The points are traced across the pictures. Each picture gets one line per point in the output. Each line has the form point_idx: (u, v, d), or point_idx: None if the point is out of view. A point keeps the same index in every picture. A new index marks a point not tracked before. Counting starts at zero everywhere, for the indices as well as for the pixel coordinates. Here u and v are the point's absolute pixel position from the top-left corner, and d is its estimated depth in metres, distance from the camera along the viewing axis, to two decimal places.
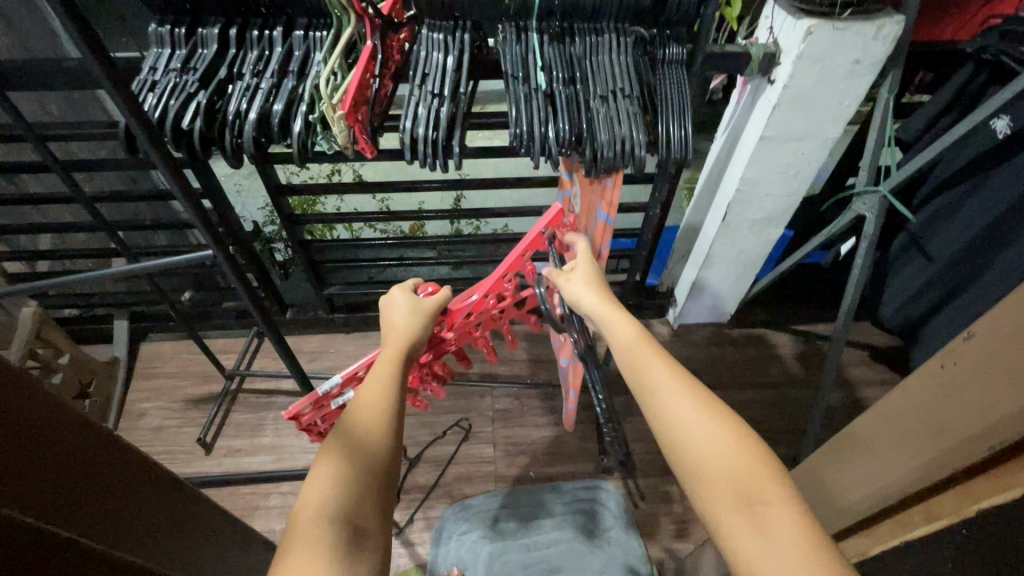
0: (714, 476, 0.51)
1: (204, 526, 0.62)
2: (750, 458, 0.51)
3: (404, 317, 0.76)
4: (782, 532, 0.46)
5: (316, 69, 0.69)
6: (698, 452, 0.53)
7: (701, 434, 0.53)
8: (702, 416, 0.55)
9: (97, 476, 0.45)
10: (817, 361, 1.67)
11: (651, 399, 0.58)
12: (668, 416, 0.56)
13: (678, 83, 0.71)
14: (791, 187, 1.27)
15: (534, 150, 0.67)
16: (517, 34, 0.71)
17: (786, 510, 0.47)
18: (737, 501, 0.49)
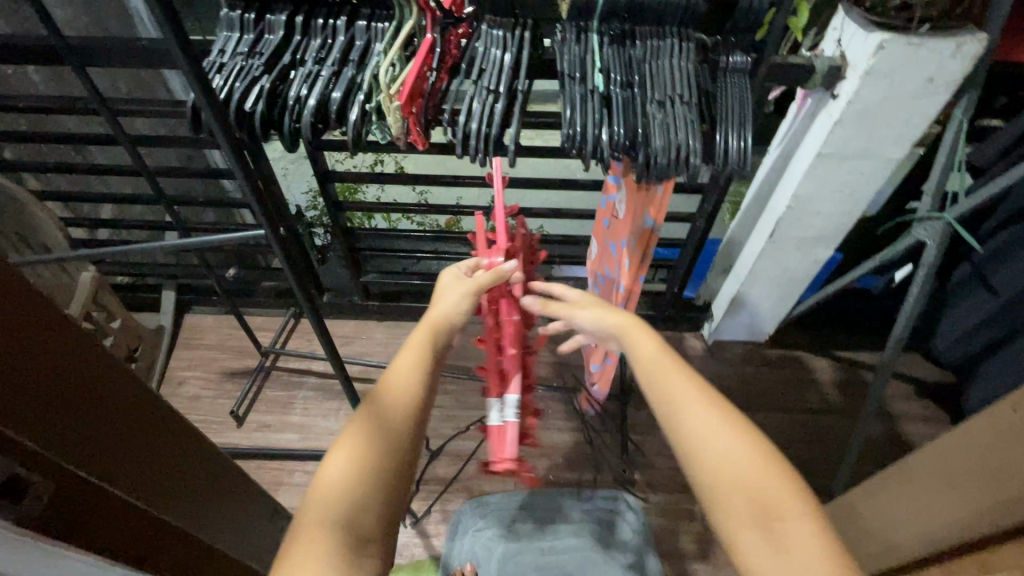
0: (733, 493, 0.48)
1: (236, 496, 0.63)
2: (771, 475, 0.49)
3: (456, 296, 0.70)
4: (804, 552, 0.45)
5: (376, 59, 0.69)
6: (713, 462, 0.50)
7: (715, 446, 0.50)
8: (718, 425, 0.52)
9: (142, 434, 0.46)
10: (859, 391, 1.59)
11: (664, 409, 0.55)
12: (678, 425, 0.53)
13: (739, 94, 0.69)
14: (846, 207, 1.22)
15: (586, 151, 0.66)
16: (577, 33, 0.70)
17: (805, 528, 0.46)
18: (755, 519, 0.47)
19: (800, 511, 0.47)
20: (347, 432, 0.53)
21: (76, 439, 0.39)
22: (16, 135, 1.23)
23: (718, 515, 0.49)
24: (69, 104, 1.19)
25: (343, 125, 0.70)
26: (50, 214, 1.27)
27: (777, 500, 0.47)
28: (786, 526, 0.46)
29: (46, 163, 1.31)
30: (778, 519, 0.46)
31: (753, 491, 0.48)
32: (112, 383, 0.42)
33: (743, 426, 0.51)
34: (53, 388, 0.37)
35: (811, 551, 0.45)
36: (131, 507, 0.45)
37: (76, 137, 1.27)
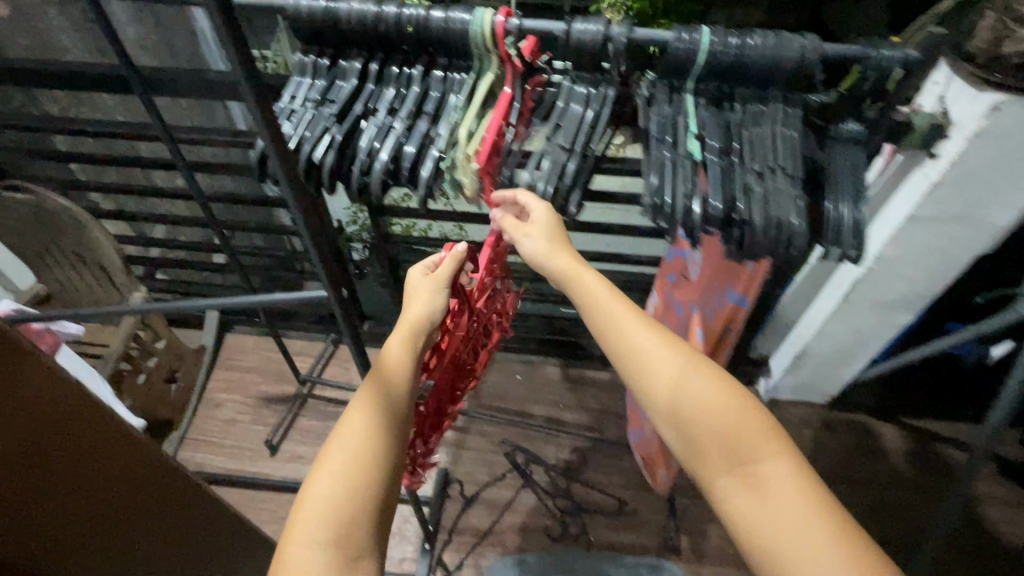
0: (708, 441, 0.53)
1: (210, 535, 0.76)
2: (748, 423, 0.52)
3: (429, 294, 0.64)
4: (779, 493, 0.48)
5: (452, 114, 0.66)
6: (691, 418, 0.53)
7: (695, 398, 0.54)
8: (696, 378, 0.55)
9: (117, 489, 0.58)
10: (932, 465, 1.46)
11: (647, 380, 0.56)
12: (658, 388, 0.55)
13: (852, 167, 0.62)
14: (934, 271, 1.11)
15: (676, 224, 0.60)
16: (671, 94, 0.64)
17: (784, 477, 0.49)
18: (730, 463, 0.51)
19: (773, 453, 0.51)
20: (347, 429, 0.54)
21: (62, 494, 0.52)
22: (84, 158, 1.25)
23: (699, 461, 0.53)
24: (134, 130, 1.20)
25: (414, 182, 0.67)
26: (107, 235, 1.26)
27: (751, 443, 0.51)
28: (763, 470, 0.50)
29: (109, 185, 1.34)
30: (756, 466, 0.50)
31: (728, 438, 0.52)
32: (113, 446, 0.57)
33: (714, 380, 0.54)
34: (18, 427, 0.46)
35: (786, 484, 0.49)
36: (42, 546, 0.51)
37: (138, 162, 1.28)
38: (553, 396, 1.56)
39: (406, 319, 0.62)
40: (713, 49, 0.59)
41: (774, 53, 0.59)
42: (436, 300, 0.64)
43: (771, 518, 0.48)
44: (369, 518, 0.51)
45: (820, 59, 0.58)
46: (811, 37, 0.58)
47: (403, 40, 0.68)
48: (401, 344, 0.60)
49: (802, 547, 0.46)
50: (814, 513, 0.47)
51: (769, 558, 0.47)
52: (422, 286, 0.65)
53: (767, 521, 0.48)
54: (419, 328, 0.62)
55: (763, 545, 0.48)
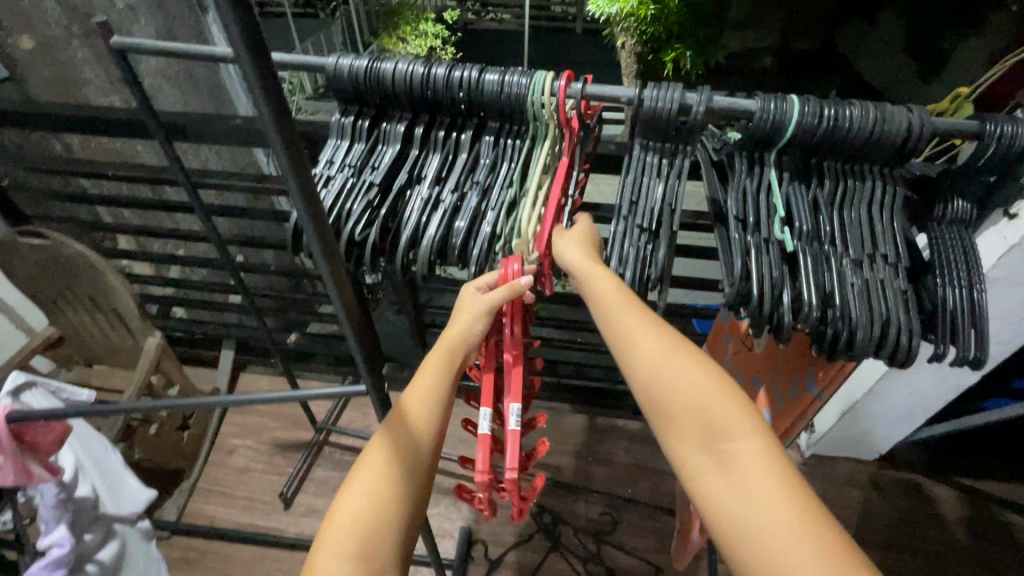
0: (682, 415, 0.46)
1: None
2: (724, 400, 0.46)
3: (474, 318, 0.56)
4: (752, 476, 0.42)
5: (507, 188, 0.61)
6: (665, 390, 0.47)
7: (672, 374, 0.48)
8: (673, 352, 0.49)
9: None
10: (993, 533, 1.35)
11: (627, 354, 0.50)
12: (635, 360, 0.49)
13: (963, 250, 0.55)
14: (1006, 334, 1.03)
15: (761, 319, 0.53)
16: (751, 167, 0.57)
17: (756, 454, 0.43)
18: (701, 442, 0.45)
19: (747, 431, 0.44)
20: (373, 448, 0.48)
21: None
22: (102, 201, 1.21)
23: (669, 438, 0.47)
24: (156, 173, 1.16)
25: (465, 260, 0.61)
26: (122, 281, 1.20)
27: (725, 420, 0.45)
28: (735, 450, 0.43)
29: (128, 226, 1.29)
30: (724, 441, 0.44)
31: (703, 417, 0.45)
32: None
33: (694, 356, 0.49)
34: None
35: (759, 467, 0.42)
36: None
37: (157, 204, 1.24)
38: (582, 448, 1.48)
39: (446, 340, 0.55)
40: (804, 119, 0.53)
41: (873, 126, 0.53)
42: (477, 320, 0.55)
43: (739, 504, 0.41)
44: (401, 536, 0.46)
45: (927, 133, 0.53)
46: (917, 109, 0.53)
47: (452, 103, 0.63)
48: (440, 358, 0.54)
49: (772, 537, 0.39)
50: (789, 499, 0.40)
51: (738, 548, 0.40)
52: (473, 304, 0.56)
53: (734, 507, 0.41)
54: (461, 347, 0.55)
55: (735, 535, 0.40)
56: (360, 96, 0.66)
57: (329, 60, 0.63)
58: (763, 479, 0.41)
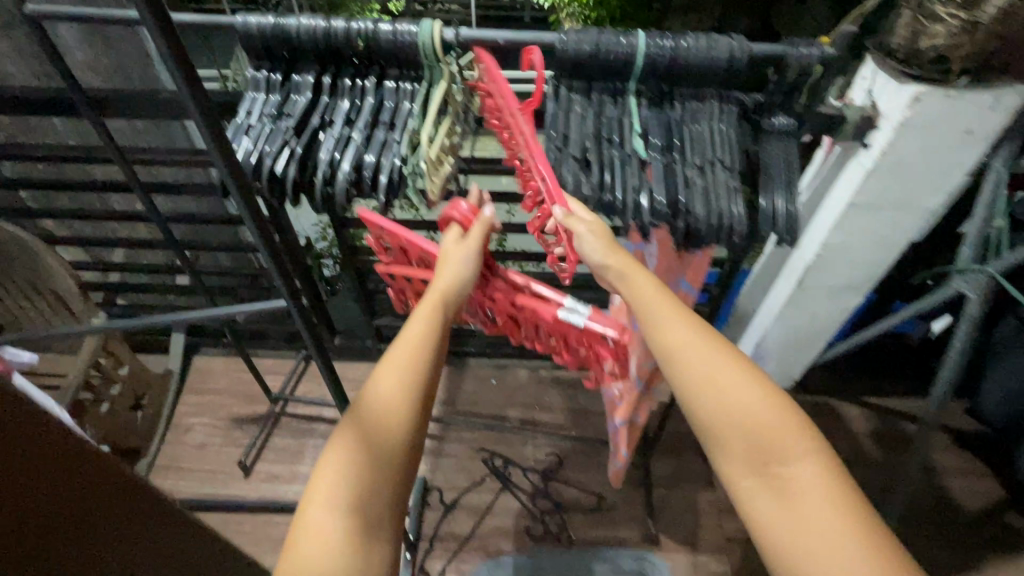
0: (735, 436, 0.50)
1: (154, 521, 0.54)
2: (779, 422, 0.49)
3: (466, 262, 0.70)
4: (815, 504, 0.46)
5: (409, 123, 0.69)
6: (717, 409, 0.50)
7: (726, 389, 0.51)
8: (733, 371, 0.51)
9: (19, 451, 0.37)
10: (892, 442, 1.52)
11: (695, 373, 0.52)
12: (684, 369, 0.52)
13: (782, 157, 0.66)
14: (878, 257, 1.17)
15: (625, 220, 0.63)
16: (613, 96, 0.67)
17: (814, 477, 0.47)
18: (756, 467, 0.49)
19: (805, 455, 0.48)
20: (334, 452, 0.51)
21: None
22: (33, 183, 1.22)
23: (721, 459, 0.51)
24: (87, 153, 1.18)
25: (376, 190, 0.69)
26: (61, 262, 1.23)
27: (783, 444, 0.48)
28: (788, 471, 0.48)
29: (63, 209, 1.30)
30: (781, 466, 0.48)
31: (758, 435, 0.49)
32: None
33: (747, 367, 0.52)
34: None
35: (823, 496, 0.46)
36: None
37: (88, 185, 1.25)
38: (531, 398, 1.58)
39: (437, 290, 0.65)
40: (650, 50, 0.63)
41: (704, 53, 0.62)
42: (465, 266, 0.70)
43: (802, 527, 0.45)
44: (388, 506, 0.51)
45: (748, 57, 0.62)
46: (738, 37, 0.62)
47: (353, 52, 0.70)
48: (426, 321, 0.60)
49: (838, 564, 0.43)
50: (848, 521, 0.45)
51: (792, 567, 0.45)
52: (458, 247, 0.71)
53: (791, 530, 0.46)
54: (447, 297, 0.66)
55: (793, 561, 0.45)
56: (271, 52, 0.72)
57: (237, 19, 0.69)
58: (820, 501, 0.46)
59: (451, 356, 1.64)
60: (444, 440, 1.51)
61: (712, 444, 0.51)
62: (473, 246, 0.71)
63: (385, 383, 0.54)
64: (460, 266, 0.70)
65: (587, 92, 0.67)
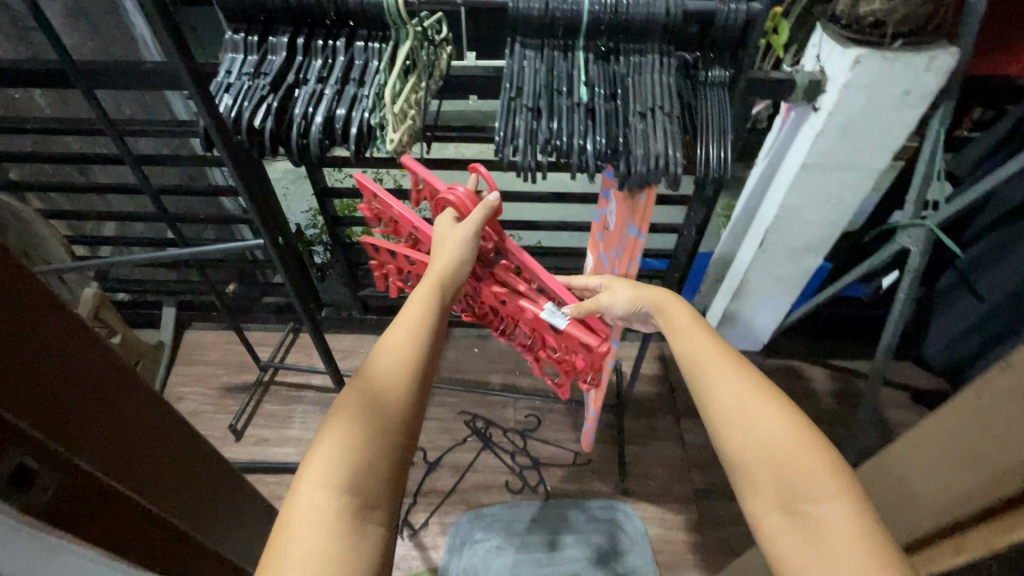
0: (761, 471, 0.56)
1: (203, 475, 0.57)
2: (809, 461, 0.54)
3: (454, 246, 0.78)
4: (834, 533, 0.50)
5: (377, 78, 0.75)
6: (749, 450, 0.57)
7: (760, 432, 0.57)
8: (766, 413, 0.58)
9: (98, 390, 0.41)
10: (854, 400, 1.60)
11: (730, 417, 0.60)
12: (720, 411, 0.61)
13: (719, 106, 0.72)
14: (832, 217, 1.24)
15: (573, 162, 0.69)
16: (564, 51, 0.73)
17: (839, 512, 0.51)
18: (781, 501, 0.54)
19: (834, 492, 0.52)
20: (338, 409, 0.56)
21: (19, 366, 0.34)
22: (25, 155, 1.27)
23: (752, 496, 0.56)
24: (76, 125, 1.23)
25: (347, 141, 0.75)
26: (53, 231, 1.29)
27: (807, 483, 0.53)
28: (817, 509, 0.52)
29: (53, 182, 1.35)
30: (807, 501, 0.52)
31: (782, 472, 0.54)
32: (68, 337, 0.38)
33: (778, 408, 0.58)
34: None
35: (841, 529, 0.50)
36: None
37: (79, 158, 1.30)
38: (511, 364, 1.65)
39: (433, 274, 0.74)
40: (594, 6, 0.68)
41: (644, 8, 0.68)
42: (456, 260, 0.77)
43: (823, 552, 0.50)
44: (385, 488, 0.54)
45: (683, 12, 0.68)
46: None
47: (324, 13, 0.76)
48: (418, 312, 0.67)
49: None
50: (859, 547, 0.48)
51: None
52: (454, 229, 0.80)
53: (817, 557, 0.50)
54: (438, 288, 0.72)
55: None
56: (248, 15, 0.78)
57: None
58: (837, 528, 0.50)
59: None
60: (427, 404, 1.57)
61: (744, 479, 0.57)
62: (467, 230, 0.80)
63: (384, 354, 0.61)
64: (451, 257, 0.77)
65: (540, 48, 0.73)
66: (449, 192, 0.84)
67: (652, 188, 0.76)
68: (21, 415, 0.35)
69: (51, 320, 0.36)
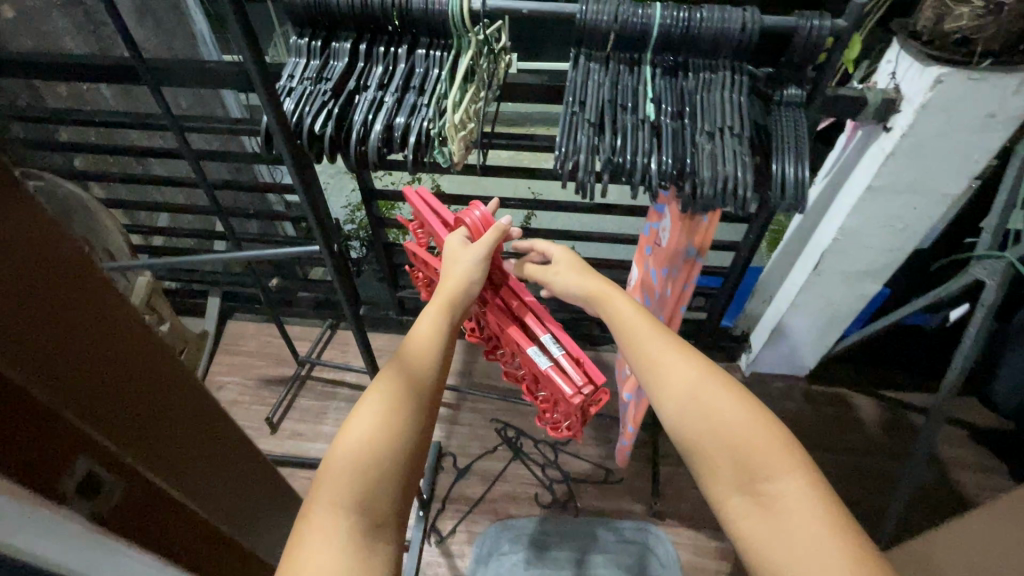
0: (719, 456, 0.58)
1: (265, 480, 0.59)
2: (761, 437, 0.57)
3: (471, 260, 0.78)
4: (794, 509, 0.52)
5: (437, 88, 0.75)
6: (703, 435, 0.59)
7: (714, 413, 0.60)
8: (717, 397, 0.61)
9: (153, 391, 0.40)
10: (905, 434, 1.52)
11: (689, 405, 0.62)
12: (666, 396, 0.64)
13: (792, 127, 0.68)
14: (895, 242, 1.18)
15: (635, 181, 0.66)
16: (630, 66, 0.71)
17: (795, 488, 0.53)
18: (740, 482, 0.56)
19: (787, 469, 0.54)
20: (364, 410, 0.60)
21: (88, 365, 0.34)
22: (93, 146, 1.32)
23: (711, 481, 0.58)
24: (138, 119, 1.27)
25: (405, 149, 0.75)
26: (112, 220, 1.32)
27: (763, 462, 0.55)
28: (773, 487, 0.54)
29: (114, 174, 1.41)
30: (765, 482, 0.54)
31: (740, 451, 0.57)
32: (135, 344, 0.38)
33: (730, 392, 0.61)
34: None
35: (799, 503, 0.52)
36: None
37: (140, 150, 1.35)
38: None
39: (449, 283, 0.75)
40: (665, 21, 0.66)
41: (720, 23, 0.65)
42: (465, 273, 0.76)
43: (789, 534, 0.51)
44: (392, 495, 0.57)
45: (760, 28, 0.65)
46: (752, 9, 0.65)
47: (388, 21, 0.76)
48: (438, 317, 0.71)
49: (816, 559, 0.48)
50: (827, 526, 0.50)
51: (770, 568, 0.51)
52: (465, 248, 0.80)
53: (784, 540, 0.51)
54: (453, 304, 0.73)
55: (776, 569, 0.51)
56: (313, 20, 0.79)
57: None
58: (799, 510, 0.52)
59: None
60: (459, 409, 1.57)
61: (698, 464, 0.60)
62: (478, 252, 0.77)
63: (413, 356, 0.66)
64: (466, 272, 0.76)
65: (605, 62, 0.71)
66: (468, 213, 0.84)
67: (715, 212, 0.74)
68: (87, 420, 0.35)
69: (109, 320, 0.36)
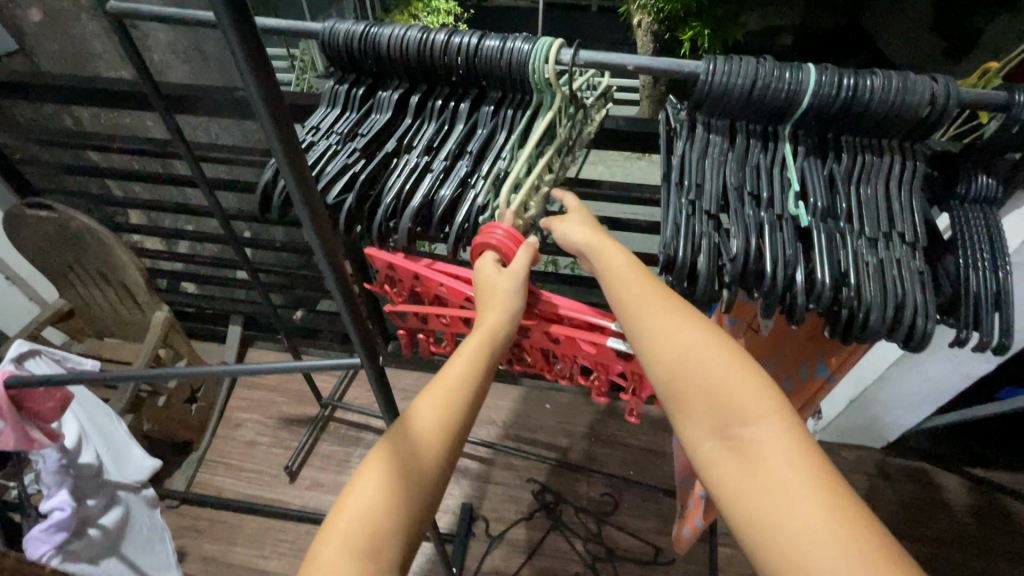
0: (692, 401, 0.47)
1: None
2: (741, 382, 0.46)
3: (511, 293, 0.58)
4: (775, 464, 0.42)
5: (499, 159, 0.61)
6: (684, 383, 0.48)
7: (694, 362, 0.48)
8: (685, 330, 0.49)
9: None
10: (1000, 523, 1.33)
11: (663, 350, 0.49)
12: (655, 356, 0.50)
13: (985, 231, 0.52)
14: None
15: (774, 301, 0.51)
16: (763, 141, 0.55)
17: (775, 437, 0.43)
18: (713, 430, 0.45)
19: (766, 409, 0.44)
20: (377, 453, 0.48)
21: None
22: (111, 172, 1.22)
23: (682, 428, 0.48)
24: (162, 146, 1.15)
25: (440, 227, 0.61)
26: (130, 255, 1.19)
27: (739, 408, 0.45)
28: (751, 435, 0.44)
29: (137, 200, 1.30)
30: (741, 429, 0.44)
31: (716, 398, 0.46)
32: None
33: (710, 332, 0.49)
34: None
35: (779, 454, 0.42)
36: None
37: (161, 178, 1.23)
38: (587, 429, 1.48)
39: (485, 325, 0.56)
40: (822, 89, 0.50)
41: (896, 96, 0.50)
42: (512, 299, 0.57)
43: (768, 495, 0.41)
44: (405, 541, 0.46)
45: (954, 103, 0.49)
46: (945, 78, 0.49)
47: (452, 72, 0.63)
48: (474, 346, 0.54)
49: (803, 529, 0.38)
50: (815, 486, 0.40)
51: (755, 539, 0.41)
52: (501, 277, 0.58)
53: (762, 502, 0.41)
54: (501, 331, 0.56)
55: (762, 536, 0.40)
56: (357, 65, 0.68)
57: (324, 27, 0.65)
58: (783, 462, 0.42)
59: (505, 375, 1.55)
60: (493, 465, 1.43)
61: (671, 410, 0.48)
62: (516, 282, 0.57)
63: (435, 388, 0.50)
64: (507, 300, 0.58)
65: (730, 134, 0.56)
66: (487, 234, 0.58)
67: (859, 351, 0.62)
68: None
69: None
